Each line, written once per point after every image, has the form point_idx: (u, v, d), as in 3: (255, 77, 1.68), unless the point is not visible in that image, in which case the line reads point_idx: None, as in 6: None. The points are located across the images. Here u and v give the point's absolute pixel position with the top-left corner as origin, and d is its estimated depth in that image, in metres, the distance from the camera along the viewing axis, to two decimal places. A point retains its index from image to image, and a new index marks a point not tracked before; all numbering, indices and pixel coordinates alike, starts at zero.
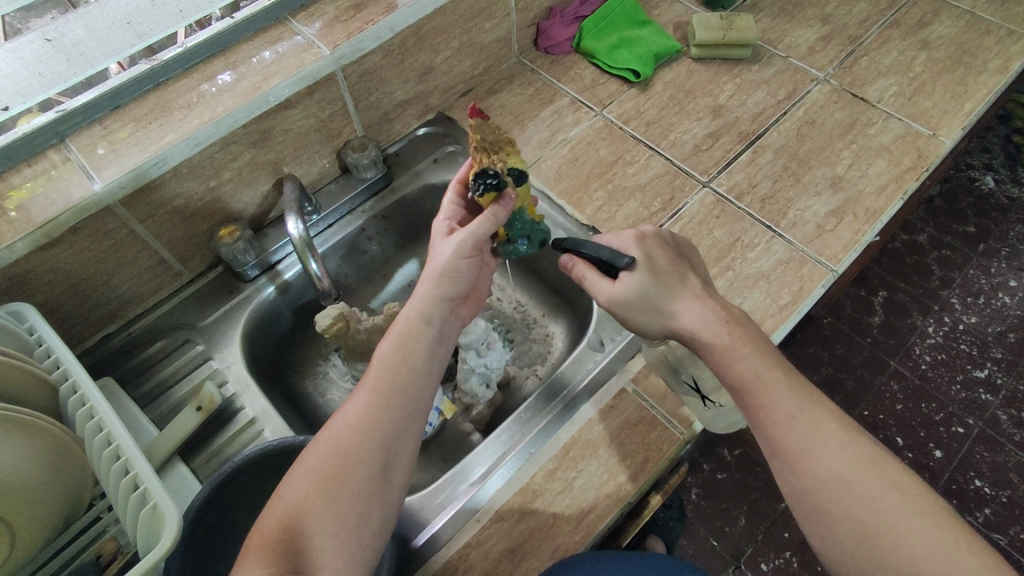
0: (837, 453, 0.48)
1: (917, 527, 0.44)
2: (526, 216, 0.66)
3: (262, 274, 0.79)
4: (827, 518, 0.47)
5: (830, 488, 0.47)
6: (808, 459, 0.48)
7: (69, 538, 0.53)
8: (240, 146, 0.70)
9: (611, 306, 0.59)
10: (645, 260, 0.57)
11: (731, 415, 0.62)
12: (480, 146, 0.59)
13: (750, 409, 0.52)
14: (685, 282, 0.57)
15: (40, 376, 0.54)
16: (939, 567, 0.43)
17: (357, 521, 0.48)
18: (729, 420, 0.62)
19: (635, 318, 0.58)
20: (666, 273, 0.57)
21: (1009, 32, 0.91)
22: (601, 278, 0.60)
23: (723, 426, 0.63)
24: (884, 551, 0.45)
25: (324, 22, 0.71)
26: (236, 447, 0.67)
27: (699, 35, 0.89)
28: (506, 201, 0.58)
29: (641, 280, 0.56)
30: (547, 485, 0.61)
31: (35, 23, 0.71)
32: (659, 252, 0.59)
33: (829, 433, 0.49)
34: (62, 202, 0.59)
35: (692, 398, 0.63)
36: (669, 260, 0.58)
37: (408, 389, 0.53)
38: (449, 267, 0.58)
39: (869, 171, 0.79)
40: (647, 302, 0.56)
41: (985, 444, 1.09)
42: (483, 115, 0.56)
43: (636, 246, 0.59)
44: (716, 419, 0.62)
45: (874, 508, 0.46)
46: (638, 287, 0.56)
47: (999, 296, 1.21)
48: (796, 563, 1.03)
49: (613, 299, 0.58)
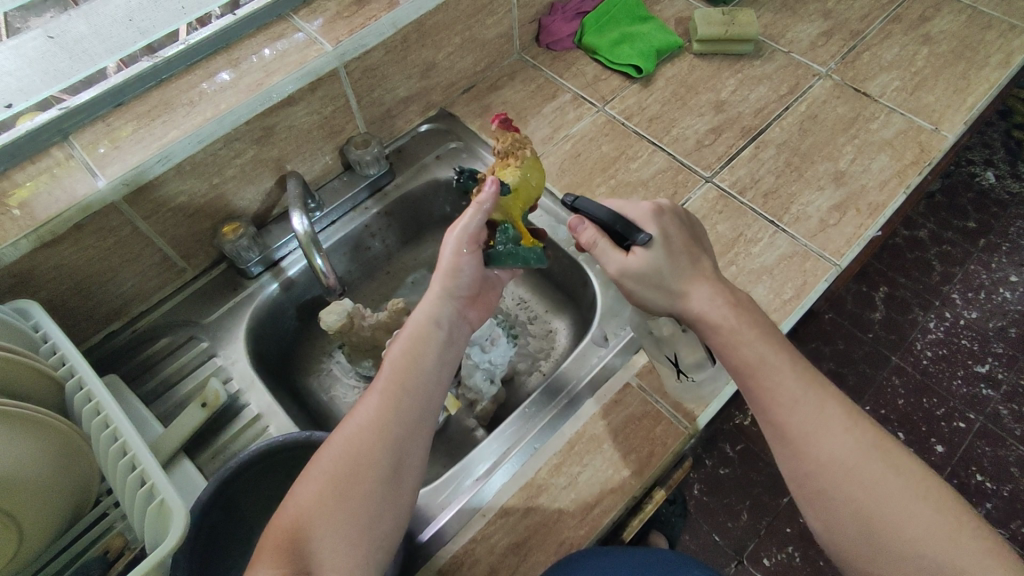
0: (838, 438, 0.48)
1: (918, 511, 0.45)
2: (512, 232, 0.61)
3: (265, 272, 0.79)
4: (828, 502, 0.47)
5: (832, 473, 0.47)
6: (809, 444, 0.48)
7: (76, 534, 0.54)
8: (243, 143, 0.70)
9: (621, 277, 0.58)
10: (662, 237, 0.57)
11: (699, 388, 0.63)
12: (494, 152, 0.64)
13: (754, 394, 0.52)
14: (697, 264, 0.57)
15: (48, 375, 0.54)
16: (939, 550, 0.43)
17: (369, 522, 0.48)
18: (698, 395, 0.64)
19: (642, 292, 0.57)
20: (680, 253, 0.57)
21: (1011, 27, 0.91)
22: (613, 248, 0.58)
23: (696, 404, 0.64)
24: (885, 535, 0.45)
25: (325, 19, 0.71)
26: (241, 442, 0.66)
27: (700, 30, 0.89)
28: (489, 188, 0.58)
29: (657, 255, 0.56)
30: (552, 480, 0.61)
31: (34, 22, 0.71)
32: (676, 230, 0.58)
33: (830, 418, 0.49)
34: (65, 200, 0.59)
35: (667, 369, 0.64)
36: (684, 239, 0.58)
37: (419, 391, 0.54)
38: (453, 266, 0.59)
39: (871, 166, 0.79)
40: (659, 280, 0.56)
41: (987, 439, 1.10)
42: (505, 125, 0.63)
43: (654, 222, 0.58)
44: (686, 390, 0.64)
45: (876, 493, 0.46)
46: (652, 264, 0.56)
47: (1000, 291, 1.22)
48: (798, 557, 1.03)
49: (624, 272, 0.57)
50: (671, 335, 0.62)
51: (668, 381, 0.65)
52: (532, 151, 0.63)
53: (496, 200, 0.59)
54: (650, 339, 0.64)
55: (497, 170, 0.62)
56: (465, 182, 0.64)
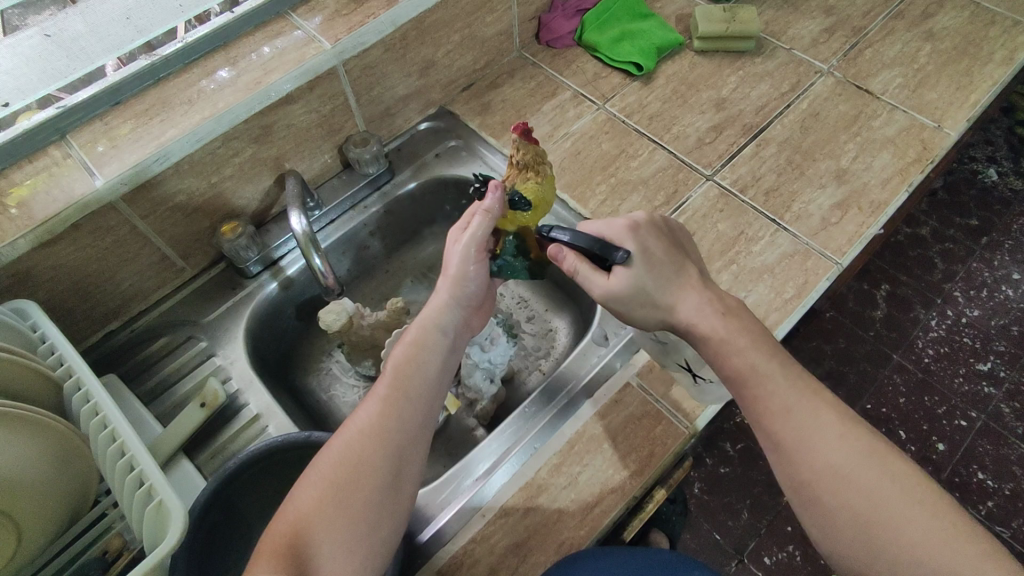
0: (834, 443, 0.48)
1: (915, 516, 0.44)
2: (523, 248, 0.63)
3: (264, 271, 0.79)
4: (825, 508, 0.47)
5: (828, 477, 0.47)
6: (805, 447, 0.48)
7: (74, 535, 0.54)
8: (242, 142, 0.69)
9: (607, 300, 0.57)
10: (640, 253, 0.56)
11: (718, 389, 0.61)
12: (513, 161, 0.61)
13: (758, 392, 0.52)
14: (681, 274, 0.57)
15: (46, 375, 0.54)
16: (938, 555, 0.43)
17: (367, 529, 0.48)
18: (719, 395, 0.61)
19: (633, 311, 0.57)
20: (663, 265, 0.57)
21: (1014, 23, 0.90)
22: (595, 271, 0.57)
23: (711, 401, 0.62)
24: (882, 541, 0.44)
25: (324, 17, 0.71)
26: (241, 443, 0.66)
27: (700, 27, 0.89)
28: (493, 195, 0.58)
29: (637, 274, 0.55)
30: (552, 480, 0.61)
31: (33, 19, 0.70)
32: (654, 243, 0.57)
33: (827, 423, 0.48)
34: (63, 199, 0.58)
35: (682, 374, 0.63)
36: (665, 250, 0.57)
37: (420, 397, 0.53)
38: (459, 272, 0.59)
39: (873, 164, 0.79)
40: (646, 297, 0.56)
41: (989, 437, 1.09)
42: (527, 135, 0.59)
43: (631, 237, 0.57)
44: (704, 393, 0.62)
45: (874, 498, 0.45)
46: (635, 282, 0.55)
47: (1002, 289, 1.21)
48: (799, 556, 1.03)
49: (610, 294, 0.56)
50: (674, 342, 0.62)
51: (687, 387, 0.64)
52: (550, 167, 0.62)
53: (503, 206, 0.59)
54: (659, 348, 0.64)
55: (517, 183, 0.61)
56: (481, 189, 0.64)
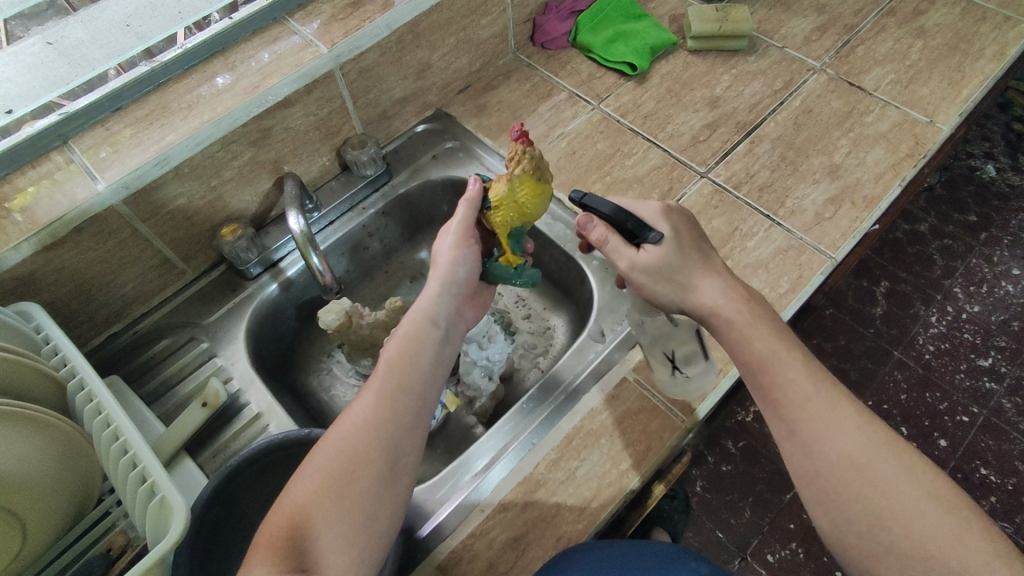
0: (848, 435, 0.48)
1: (931, 512, 0.45)
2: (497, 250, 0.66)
3: (264, 272, 0.80)
4: (836, 497, 0.47)
5: (843, 468, 0.47)
6: (819, 438, 0.49)
7: (78, 533, 0.55)
8: (240, 146, 0.70)
9: (630, 273, 0.57)
10: (672, 234, 0.58)
11: (688, 382, 0.64)
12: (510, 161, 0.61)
13: (761, 385, 0.53)
14: (706, 258, 0.58)
15: (49, 375, 0.55)
16: (948, 550, 0.43)
17: (364, 521, 0.48)
18: (687, 390, 0.64)
19: (653, 288, 0.57)
20: (689, 247, 0.58)
21: (1005, 18, 0.91)
22: (624, 244, 0.57)
23: (683, 398, 0.64)
24: (891, 533, 0.45)
25: (321, 22, 0.72)
26: (242, 442, 0.67)
27: (694, 27, 0.90)
28: (473, 185, 0.62)
29: (668, 252, 0.57)
30: (550, 474, 0.61)
31: (36, 29, 0.72)
32: (684, 228, 0.60)
33: (841, 416, 0.49)
34: (67, 202, 0.60)
35: (661, 364, 0.65)
36: (693, 236, 0.59)
37: (415, 389, 0.54)
38: (449, 262, 0.60)
39: (867, 159, 0.79)
40: (670, 273, 0.56)
41: (991, 433, 1.09)
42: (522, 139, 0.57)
43: (663, 220, 0.59)
44: (675, 388, 0.64)
45: (884, 491, 0.46)
46: (664, 258, 0.56)
47: (1002, 284, 1.21)
48: (802, 553, 1.03)
49: (635, 267, 0.57)
50: (665, 332, 0.65)
51: (660, 379, 0.65)
52: (530, 166, 0.57)
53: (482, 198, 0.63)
54: (645, 337, 0.66)
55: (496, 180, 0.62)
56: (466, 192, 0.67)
